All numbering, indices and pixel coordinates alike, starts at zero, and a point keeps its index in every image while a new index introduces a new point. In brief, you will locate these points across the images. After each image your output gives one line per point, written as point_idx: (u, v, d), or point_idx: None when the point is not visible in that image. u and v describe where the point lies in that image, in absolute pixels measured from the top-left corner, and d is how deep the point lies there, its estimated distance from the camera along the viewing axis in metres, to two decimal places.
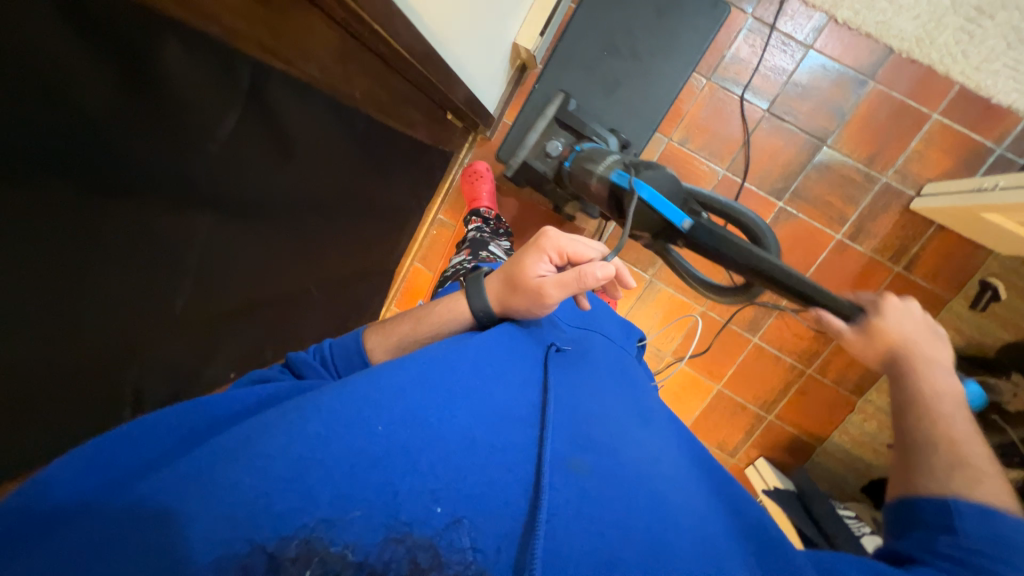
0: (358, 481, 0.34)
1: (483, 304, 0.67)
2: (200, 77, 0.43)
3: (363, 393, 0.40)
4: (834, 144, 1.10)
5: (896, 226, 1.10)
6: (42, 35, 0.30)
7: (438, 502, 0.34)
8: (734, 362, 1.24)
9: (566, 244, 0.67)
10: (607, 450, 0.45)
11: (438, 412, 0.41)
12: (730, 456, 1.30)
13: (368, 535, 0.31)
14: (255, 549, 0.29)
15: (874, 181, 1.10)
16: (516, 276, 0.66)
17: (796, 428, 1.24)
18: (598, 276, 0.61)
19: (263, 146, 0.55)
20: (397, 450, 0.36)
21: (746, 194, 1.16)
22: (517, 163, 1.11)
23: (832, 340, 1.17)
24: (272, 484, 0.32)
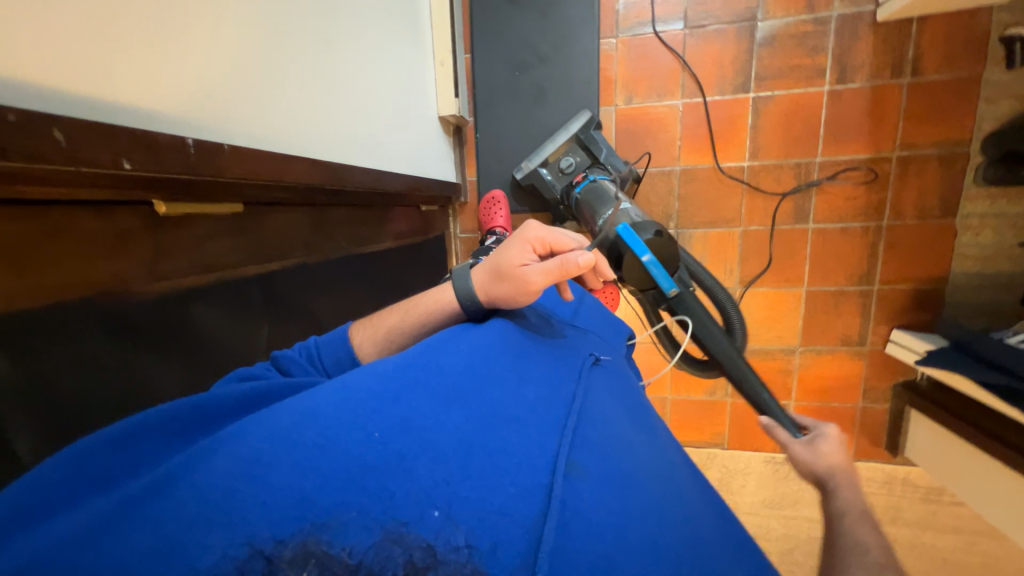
0: (354, 484, 0.33)
1: (469, 294, 0.67)
2: (224, 310, 0.50)
3: (353, 395, 0.41)
4: (766, 15, 1.06)
5: (877, 45, 1.03)
6: (79, 342, 0.36)
7: (434, 506, 0.34)
8: (806, 258, 1.16)
9: (547, 234, 0.69)
10: (593, 448, 0.45)
11: (433, 418, 0.41)
12: (862, 345, 1.19)
13: (364, 535, 0.31)
14: (255, 552, 0.29)
15: (827, 21, 1.04)
16: (501, 266, 0.67)
17: (910, 281, 1.13)
18: (580, 263, 0.64)
19: (292, 331, 0.61)
20: (394, 456, 0.36)
21: (714, 108, 1.13)
22: (529, 168, 1.13)
23: (887, 181, 1.09)
24: (269, 493, 0.32)
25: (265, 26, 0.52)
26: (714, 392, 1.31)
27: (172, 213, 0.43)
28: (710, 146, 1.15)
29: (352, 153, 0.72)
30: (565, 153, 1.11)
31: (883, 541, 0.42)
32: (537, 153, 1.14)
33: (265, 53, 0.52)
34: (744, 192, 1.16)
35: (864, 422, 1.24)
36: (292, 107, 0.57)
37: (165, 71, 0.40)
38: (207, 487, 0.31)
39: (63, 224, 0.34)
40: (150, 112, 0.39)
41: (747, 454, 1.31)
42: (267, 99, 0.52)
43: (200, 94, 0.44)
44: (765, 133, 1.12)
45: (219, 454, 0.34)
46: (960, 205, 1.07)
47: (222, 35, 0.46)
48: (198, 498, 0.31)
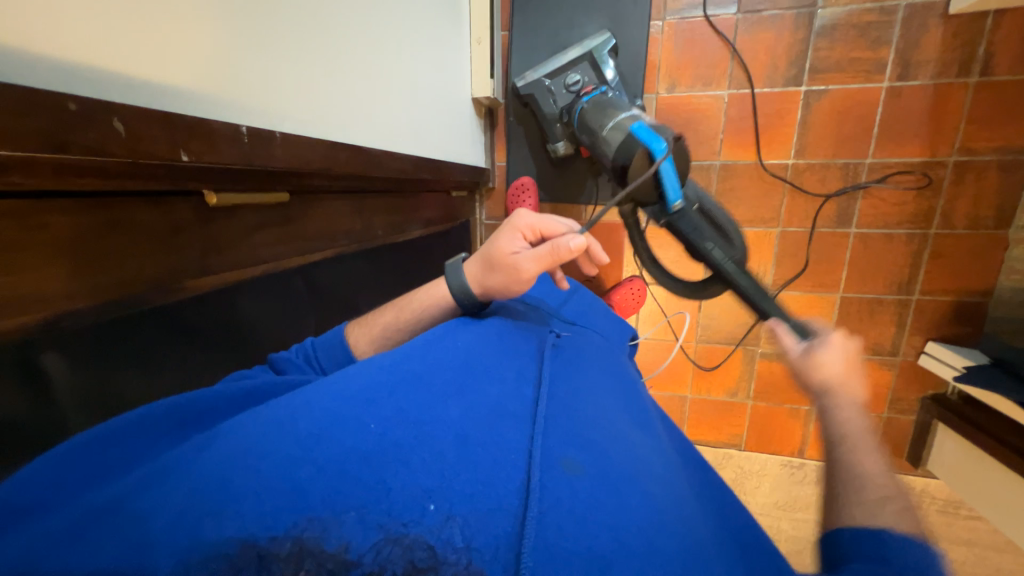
0: (346, 478, 0.30)
1: (460, 284, 0.64)
2: (264, 301, 0.48)
3: (349, 391, 0.38)
4: (828, 2, 0.99)
5: (947, 40, 0.96)
6: (127, 335, 0.35)
7: (430, 500, 0.30)
8: (844, 263, 1.12)
9: (537, 220, 0.66)
10: (603, 442, 0.39)
11: (430, 412, 0.37)
12: (894, 355, 1.16)
13: (361, 532, 0.27)
14: (250, 546, 0.26)
15: (894, 11, 0.97)
16: (492, 255, 0.64)
17: (952, 293, 1.09)
18: (571, 247, 0.61)
19: (323, 320, 0.59)
20: (389, 450, 0.32)
21: (762, 101, 1.07)
22: (533, 77, 1.03)
23: (941, 188, 1.03)
24: (266, 484, 0.29)
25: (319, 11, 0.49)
26: (736, 393, 1.29)
27: (223, 204, 0.40)
28: (754, 141, 1.10)
29: (393, 141, 0.69)
30: (571, 69, 1.02)
31: (884, 469, 0.43)
32: (541, 66, 1.04)
33: (317, 38, 0.49)
34: (786, 191, 1.11)
35: (888, 432, 1.22)
36: (339, 88, 0.54)
37: (223, 56, 0.38)
38: (209, 474, 0.29)
39: (116, 217, 0.33)
40: (205, 97, 0.37)
41: (764, 456, 1.30)
42: (317, 87, 0.50)
43: (255, 81, 0.41)
44: (814, 130, 1.06)
45: (227, 446, 0.32)
46: (1016, 216, 1.02)
47: (280, 20, 0.43)
48: (191, 490, 0.28)
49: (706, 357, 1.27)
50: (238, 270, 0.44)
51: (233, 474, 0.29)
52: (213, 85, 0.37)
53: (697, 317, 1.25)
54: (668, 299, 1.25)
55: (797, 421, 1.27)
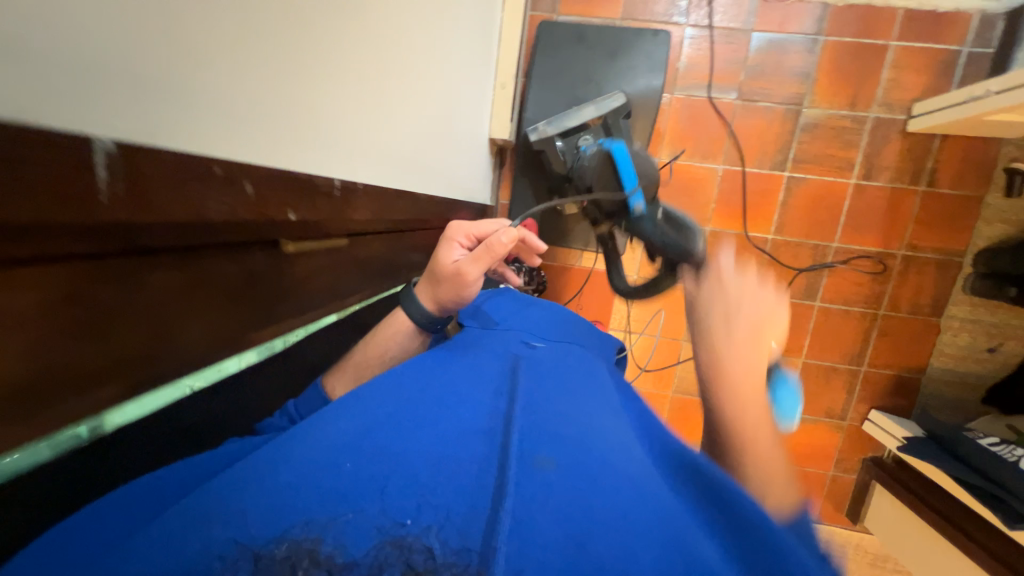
0: (335, 489, 0.27)
1: (419, 307, 0.63)
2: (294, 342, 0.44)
3: (327, 423, 0.34)
4: (812, 103, 1.13)
5: (903, 151, 1.12)
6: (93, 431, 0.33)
7: (417, 510, 0.26)
8: (807, 332, 1.24)
9: (473, 226, 0.68)
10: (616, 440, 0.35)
11: (432, 423, 0.34)
12: (842, 418, 1.28)
13: (356, 536, 0.24)
14: (236, 554, 0.23)
15: (864, 120, 1.12)
16: (435, 269, 0.64)
17: (893, 367, 1.23)
18: (506, 241, 0.60)
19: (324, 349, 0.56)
20: (383, 464, 0.29)
21: (751, 179, 1.18)
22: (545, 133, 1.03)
23: (890, 275, 1.18)
24: (245, 518, 0.25)
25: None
26: None
27: (294, 250, 0.38)
28: (740, 214, 1.20)
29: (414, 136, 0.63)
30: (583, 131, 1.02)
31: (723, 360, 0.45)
32: (553, 123, 1.03)
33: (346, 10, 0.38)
34: (763, 261, 1.22)
35: (830, 490, 1.33)
36: (385, 116, 0.50)
37: (247, 50, 0.28)
38: (185, 524, 0.25)
39: (141, 277, 0.25)
40: (262, 101, 0.30)
41: None
42: (368, 109, 0.45)
43: (303, 91, 0.33)
44: (792, 212, 1.18)
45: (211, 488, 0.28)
46: (947, 307, 1.18)
47: (343, 29, 0.38)
48: (184, 535, 0.24)
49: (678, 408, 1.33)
50: (281, 316, 0.40)
51: (210, 518, 0.25)
52: (260, 120, 0.29)
53: (674, 368, 1.31)
54: (649, 350, 1.31)
55: None
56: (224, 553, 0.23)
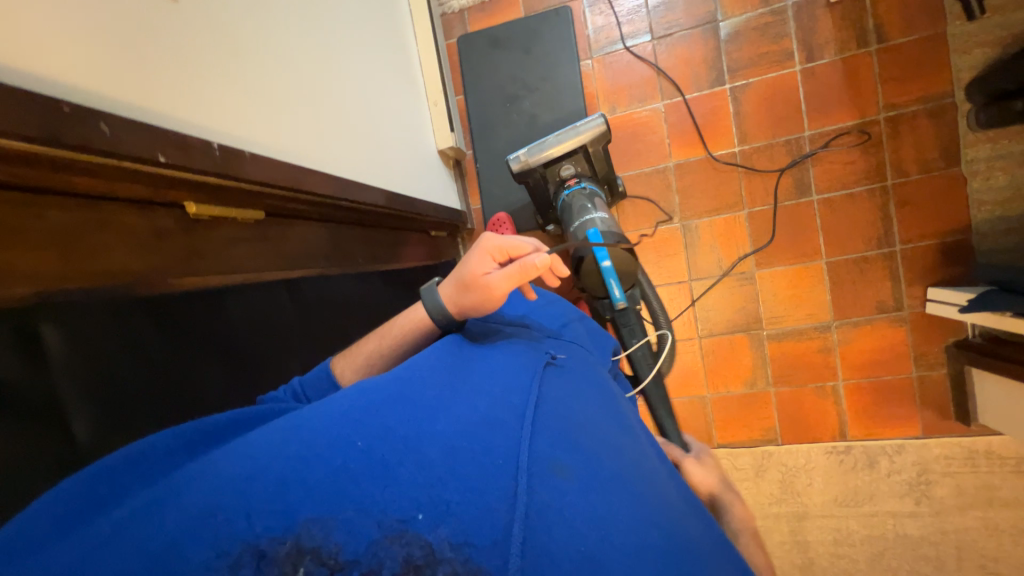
0: (339, 485, 0.29)
1: (437, 306, 0.63)
2: None
3: (320, 413, 0.35)
4: (725, 15, 1.15)
5: (837, 21, 1.10)
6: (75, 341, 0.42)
7: (421, 509, 0.29)
8: (817, 229, 1.15)
9: (506, 241, 0.65)
10: (589, 446, 0.39)
11: (432, 413, 0.36)
12: (900, 310, 1.13)
13: (360, 535, 0.27)
14: (246, 548, 0.26)
15: (783, 10, 1.12)
16: (464, 275, 0.62)
17: (933, 236, 1.09)
18: (539, 264, 0.61)
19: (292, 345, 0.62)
20: (381, 463, 0.31)
21: (695, 104, 1.19)
22: (526, 166, 1.04)
23: (881, 142, 1.10)
24: (244, 505, 0.28)
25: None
26: (755, 382, 1.23)
27: (202, 215, 0.47)
28: (698, 138, 1.19)
29: (331, 133, 0.70)
30: (565, 160, 1.06)
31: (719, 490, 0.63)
32: (536, 154, 1.03)
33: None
34: (740, 174, 1.18)
35: (924, 394, 1.15)
36: (297, 125, 0.62)
37: (141, 69, 0.41)
38: (185, 513, 0.27)
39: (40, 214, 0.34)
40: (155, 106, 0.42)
41: (806, 448, 1.20)
42: (272, 116, 0.57)
43: (193, 95, 0.46)
44: (749, 118, 1.16)
45: (206, 467, 0.31)
46: (962, 152, 1.06)
47: (227, 57, 0.51)
48: (183, 517, 0.27)
49: (713, 352, 1.24)
50: (209, 271, 0.47)
51: (209, 511, 0.27)
52: (71, 56, 0.36)
53: (691, 311, 1.24)
54: None
55: (828, 402, 1.19)
56: (240, 537, 0.26)
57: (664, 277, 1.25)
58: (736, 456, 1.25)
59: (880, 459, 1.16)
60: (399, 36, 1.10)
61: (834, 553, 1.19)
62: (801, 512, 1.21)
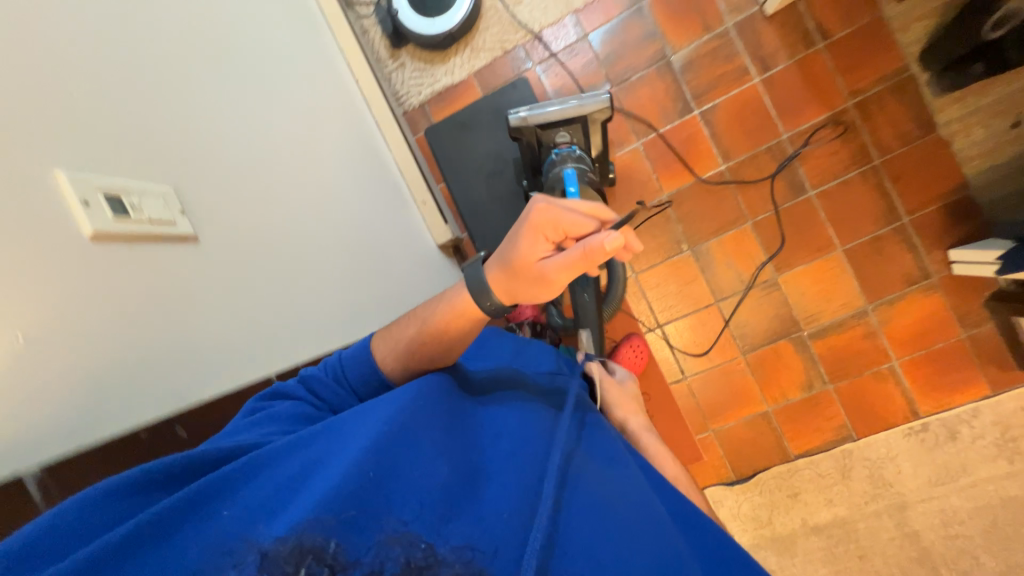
0: (353, 509, 0.39)
1: (488, 292, 0.56)
2: None
3: (332, 452, 0.44)
4: (673, 49, 1.19)
5: (780, 30, 1.14)
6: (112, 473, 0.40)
7: (416, 534, 0.40)
8: (823, 221, 1.16)
9: (561, 214, 0.49)
10: (554, 480, 0.51)
11: (429, 459, 0.45)
12: (928, 277, 1.13)
13: (366, 545, 0.38)
14: (263, 547, 0.36)
15: (726, 32, 1.17)
16: (514, 259, 0.52)
17: (935, 200, 1.11)
18: (606, 249, 0.47)
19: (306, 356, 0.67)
20: (383, 500, 0.41)
21: (670, 136, 1.21)
22: (517, 120, 0.99)
23: (857, 127, 1.13)
24: (269, 520, 0.38)
25: (129, 185, 0.50)
26: (812, 384, 1.20)
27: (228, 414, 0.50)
28: (683, 167, 1.21)
29: (320, 262, 0.77)
30: (562, 128, 1.00)
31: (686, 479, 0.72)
32: (537, 111, 1.00)
33: (171, 225, 0.53)
34: (733, 189, 1.20)
35: (979, 351, 1.13)
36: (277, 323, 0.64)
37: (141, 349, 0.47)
38: (221, 532, 0.37)
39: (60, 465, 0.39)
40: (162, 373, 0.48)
41: (883, 436, 1.17)
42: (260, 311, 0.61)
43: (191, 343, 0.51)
44: (725, 135, 1.19)
45: (228, 488, 0.40)
46: (935, 117, 1.10)
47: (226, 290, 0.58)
48: (219, 532, 0.37)
49: (761, 365, 1.22)
50: None
51: (245, 532, 0.37)
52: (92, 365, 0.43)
53: (728, 330, 1.23)
54: (694, 328, 1.25)
55: (889, 384, 1.17)
56: (256, 539, 0.36)
57: (691, 304, 1.24)
58: (816, 463, 1.21)
59: (959, 427, 1.14)
60: (368, 135, 1.13)
61: (947, 536, 1.14)
62: (900, 502, 1.17)
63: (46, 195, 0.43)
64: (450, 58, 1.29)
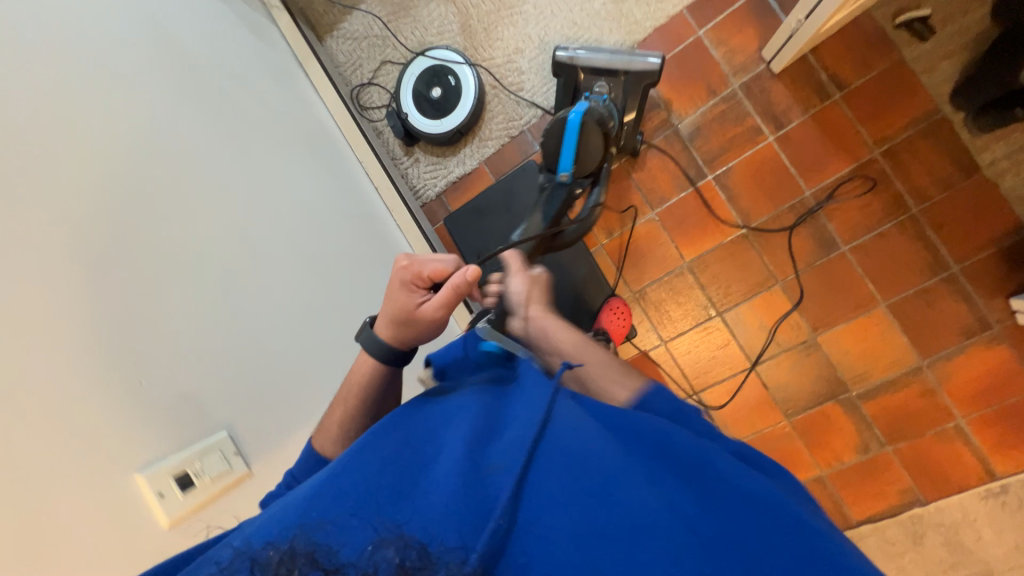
0: (325, 528, 0.38)
1: (381, 347, 0.67)
2: None
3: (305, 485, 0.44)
4: (679, 116, 1.18)
5: (791, 84, 1.11)
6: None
7: (393, 534, 0.37)
8: (861, 277, 1.10)
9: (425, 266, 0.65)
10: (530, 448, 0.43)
11: (385, 463, 0.43)
12: (990, 327, 1.04)
13: (351, 548, 0.37)
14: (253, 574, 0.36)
15: (733, 94, 1.14)
16: (399, 314, 0.66)
17: (987, 245, 1.03)
18: (467, 277, 0.63)
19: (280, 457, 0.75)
20: (350, 511, 0.40)
21: (685, 202, 1.19)
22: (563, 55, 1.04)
23: (888, 177, 1.07)
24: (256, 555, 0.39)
25: (194, 453, 0.64)
26: (868, 445, 1.14)
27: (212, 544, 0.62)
28: (702, 233, 1.19)
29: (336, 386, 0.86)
30: (602, 79, 1.04)
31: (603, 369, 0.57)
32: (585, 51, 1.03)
33: (230, 470, 0.67)
34: (758, 251, 1.16)
35: None
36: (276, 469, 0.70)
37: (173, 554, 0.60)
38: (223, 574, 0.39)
39: None
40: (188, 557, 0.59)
41: (957, 499, 1.09)
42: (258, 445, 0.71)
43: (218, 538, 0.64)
44: (744, 197, 1.16)
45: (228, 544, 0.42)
46: (977, 158, 1.02)
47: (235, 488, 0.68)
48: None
49: (808, 429, 1.17)
50: None
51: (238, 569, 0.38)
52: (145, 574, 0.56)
53: (768, 394, 1.19)
54: (732, 393, 1.21)
55: (958, 442, 1.09)
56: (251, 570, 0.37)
57: (726, 370, 1.21)
58: (882, 530, 1.13)
59: None
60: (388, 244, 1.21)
61: None
62: (984, 568, 1.08)
63: (134, 496, 0.58)
64: (460, 148, 1.34)
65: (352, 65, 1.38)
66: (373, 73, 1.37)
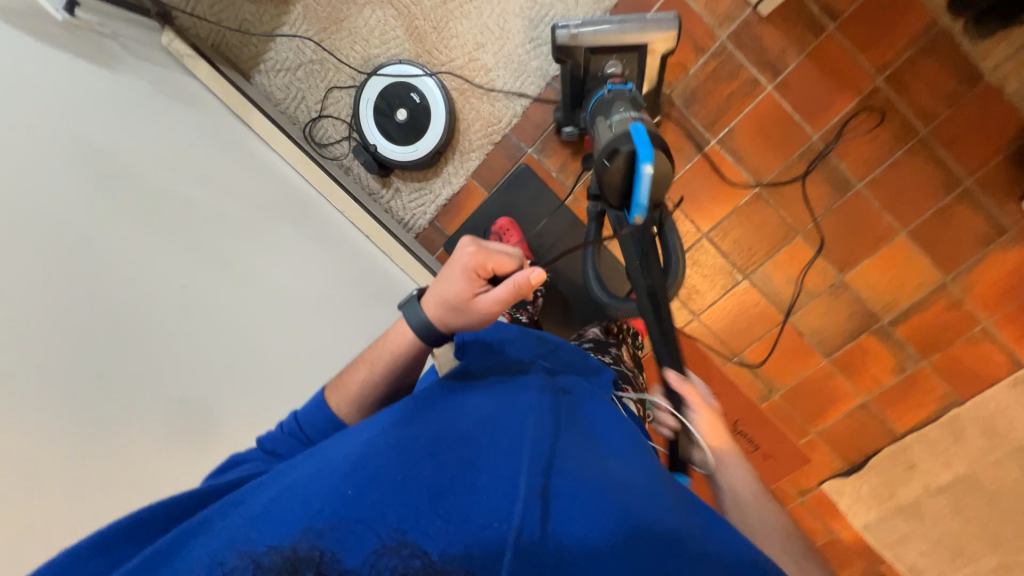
0: (344, 509, 0.39)
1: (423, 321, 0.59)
2: None
3: (338, 453, 0.45)
4: (669, 83, 1.09)
5: (782, 25, 1.03)
6: None
7: (399, 529, 0.39)
8: (879, 209, 1.10)
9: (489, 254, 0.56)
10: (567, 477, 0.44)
11: (426, 452, 0.44)
12: (1005, 231, 1.07)
13: (357, 550, 0.37)
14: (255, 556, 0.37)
15: (723, 48, 1.06)
16: (450, 299, 0.57)
17: (996, 153, 1.03)
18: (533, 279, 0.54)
19: None
20: (375, 494, 0.40)
21: (692, 173, 1.14)
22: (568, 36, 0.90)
23: (894, 104, 1.03)
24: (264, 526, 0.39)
25: None
26: (903, 365, 1.19)
27: None
28: (716, 201, 1.15)
29: None
30: (613, 57, 0.93)
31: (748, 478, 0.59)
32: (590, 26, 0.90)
33: None
34: (775, 206, 1.13)
35: None
36: None
37: None
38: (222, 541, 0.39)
39: None
40: None
41: (989, 393, 1.17)
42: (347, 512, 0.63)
43: None
44: (752, 155, 1.11)
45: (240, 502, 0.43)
46: (979, 67, 1.00)
47: None
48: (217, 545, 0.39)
49: (848, 364, 1.21)
50: None
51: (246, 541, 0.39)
52: None
53: (805, 341, 1.21)
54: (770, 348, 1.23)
55: (983, 342, 1.15)
56: (258, 548, 0.38)
57: (761, 328, 1.22)
58: (927, 436, 1.21)
59: None
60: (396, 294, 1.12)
61: None
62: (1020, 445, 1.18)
63: None
64: (442, 168, 1.23)
65: (295, 100, 1.21)
66: (320, 104, 1.21)
